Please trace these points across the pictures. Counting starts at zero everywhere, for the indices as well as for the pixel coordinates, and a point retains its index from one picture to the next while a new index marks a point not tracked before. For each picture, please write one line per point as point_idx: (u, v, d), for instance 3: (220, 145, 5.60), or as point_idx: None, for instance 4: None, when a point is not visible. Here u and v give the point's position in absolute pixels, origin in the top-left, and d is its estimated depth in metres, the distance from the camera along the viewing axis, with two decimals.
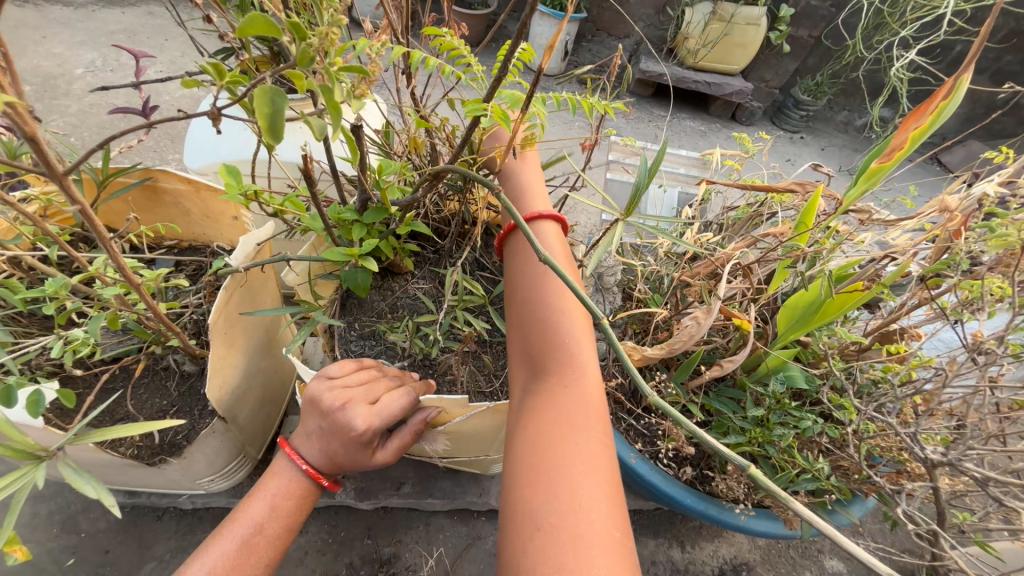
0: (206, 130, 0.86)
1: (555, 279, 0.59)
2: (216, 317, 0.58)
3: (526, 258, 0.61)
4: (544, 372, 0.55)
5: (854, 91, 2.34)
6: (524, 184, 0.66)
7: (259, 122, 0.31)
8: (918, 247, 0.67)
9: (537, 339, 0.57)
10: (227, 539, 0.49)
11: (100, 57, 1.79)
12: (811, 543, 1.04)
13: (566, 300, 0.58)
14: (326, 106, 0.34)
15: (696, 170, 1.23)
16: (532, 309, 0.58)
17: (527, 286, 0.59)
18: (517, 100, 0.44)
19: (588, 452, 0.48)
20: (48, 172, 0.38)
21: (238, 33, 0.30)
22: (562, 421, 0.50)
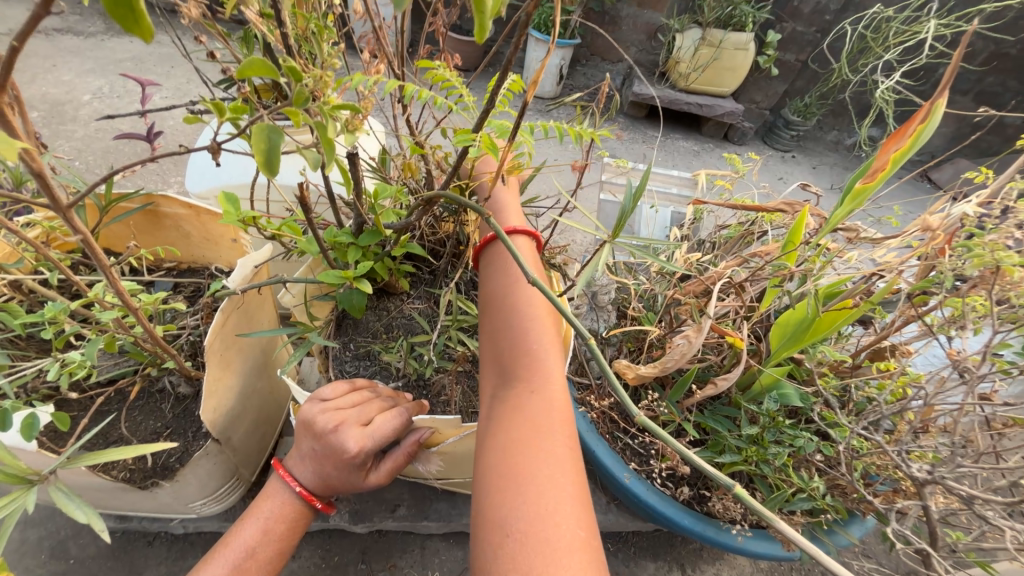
0: (207, 156, 0.89)
1: (523, 286, 0.60)
2: (212, 339, 0.59)
3: (498, 268, 0.62)
4: (511, 377, 0.55)
5: (842, 112, 2.40)
6: (502, 200, 0.68)
7: (255, 156, 0.32)
8: (904, 265, 0.69)
9: (506, 346, 0.57)
10: (218, 565, 0.48)
11: (108, 84, 1.84)
12: (814, 565, 1.02)
13: (533, 306, 0.59)
14: (320, 140, 0.37)
15: (689, 190, 1.26)
16: (502, 317, 0.59)
17: (498, 294, 0.60)
18: (503, 129, 0.48)
19: (555, 456, 0.48)
20: (52, 205, 0.40)
21: (238, 75, 0.32)
22: (529, 426, 0.50)
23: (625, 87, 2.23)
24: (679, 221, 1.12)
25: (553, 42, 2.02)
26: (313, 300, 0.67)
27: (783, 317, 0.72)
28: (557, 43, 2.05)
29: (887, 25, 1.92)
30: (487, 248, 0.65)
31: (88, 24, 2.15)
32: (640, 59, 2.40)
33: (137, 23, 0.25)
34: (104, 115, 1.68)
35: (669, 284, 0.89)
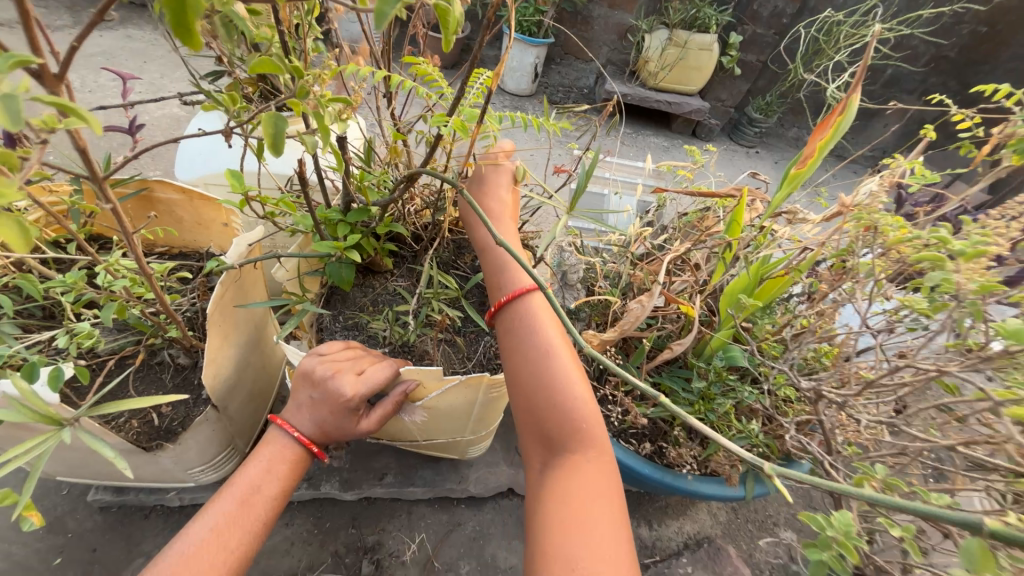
0: (192, 146, 0.92)
1: (560, 352, 0.63)
2: (213, 309, 0.65)
3: (527, 331, 0.64)
4: (559, 442, 0.60)
5: (801, 110, 2.55)
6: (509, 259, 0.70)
7: (264, 139, 0.38)
8: (828, 239, 0.79)
9: (549, 410, 0.60)
10: (226, 500, 0.54)
11: (79, 78, 1.83)
12: (767, 516, 1.09)
13: (573, 373, 0.62)
14: (316, 128, 0.43)
15: (653, 180, 1.36)
16: (541, 375, 0.61)
17: (532, 361, 0.62)
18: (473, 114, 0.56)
19: (608, 505, 0.55)
20: (90, 175, 0.45)
21: (248, 71, 0.38)
22: (585, 482, 0.56)
23: (599, 84, 2.30)
24: (646, 209, 1.21)
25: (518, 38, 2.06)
26: (304, 275, 0.73)
27: (731, 286, 0.81)
28: (522, 39, 2.11)
29: (838, 29, 2.06)
30: (506, 309, 0.67)
31: (58, 19, 2.13)
32: (611, 58, 2.49)
33: (189, 36, 0.29)
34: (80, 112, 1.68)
35: (631, 263, 0.98)
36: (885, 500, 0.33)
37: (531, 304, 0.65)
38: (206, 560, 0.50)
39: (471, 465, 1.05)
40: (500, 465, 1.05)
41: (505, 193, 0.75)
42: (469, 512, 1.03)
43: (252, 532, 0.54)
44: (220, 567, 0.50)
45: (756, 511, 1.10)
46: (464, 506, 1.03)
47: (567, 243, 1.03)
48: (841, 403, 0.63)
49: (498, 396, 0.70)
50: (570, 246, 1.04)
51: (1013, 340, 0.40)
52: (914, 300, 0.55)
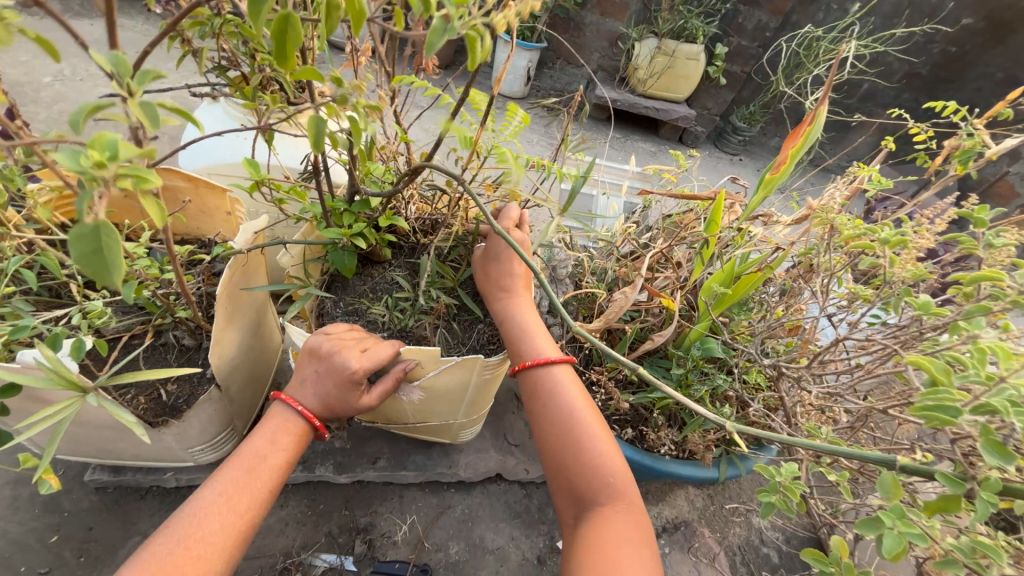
0: (195, 135, 0.94)
1: (583, 413, 0.67)
2: (221, 291, 0.68)
3: (550, 397, 0.68)
4: (589, 497, 0.63)
5: (782, 121, 2.65)
6: (527, 326, 0.73)
7: (308, 136, 0.44)
8: (798, 239, 0.85)
9: (577, 466, 0.65)
10: (235, 468, 0.58)
11: (72, 67, 1.82)
12: (742, 501, 1.15)
13: (596, 434, 0.66)
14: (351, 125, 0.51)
15: (639, 182, 1.42)
16: (567, 434, 0.66)
17: (557, 422, 0.67)
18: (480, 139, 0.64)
19: (639, 554, 0.57)
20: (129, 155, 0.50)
21: (293, 78, 0.43)
22: (616, 533, 0.59)
23: (589, 89, 2.37)
24: (632, 210, 1.27)
25: (511, 42, 2.12)
26: (308, 261, 0.77)
27: (707, 280, 0.86)
28: (515, 43, 2.15)
29: (817, 44, 2.16)
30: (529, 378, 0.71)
31: (46, 3, 2.12)
32: (602, 65, 2.57)
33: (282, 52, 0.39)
34: (69, 98, 1.68)
35: (616, 260, 1.03)
36: (826, 447, 0.41)
37: (553, 371, 0.70)
38: (216, 521, 0.53)
39: (461, 451, 1.09)
40: (489, 450, 1.10)
41: (517, 264, 0.77)
42: (459, 496, 1.07)
43: (260, 500, 0.57)
44: (229, 528, 0.54)
45: (732, 497, 1.16)
46: (454, 490, 1.07)
47: (557, 239, 1.08)
48: (798, 380, 0.70)
49: (490, 379, 0.74)
50: (560, 242, 1.11)
51: (929, 314, 0.47)
52: (863, 290, 0.62)
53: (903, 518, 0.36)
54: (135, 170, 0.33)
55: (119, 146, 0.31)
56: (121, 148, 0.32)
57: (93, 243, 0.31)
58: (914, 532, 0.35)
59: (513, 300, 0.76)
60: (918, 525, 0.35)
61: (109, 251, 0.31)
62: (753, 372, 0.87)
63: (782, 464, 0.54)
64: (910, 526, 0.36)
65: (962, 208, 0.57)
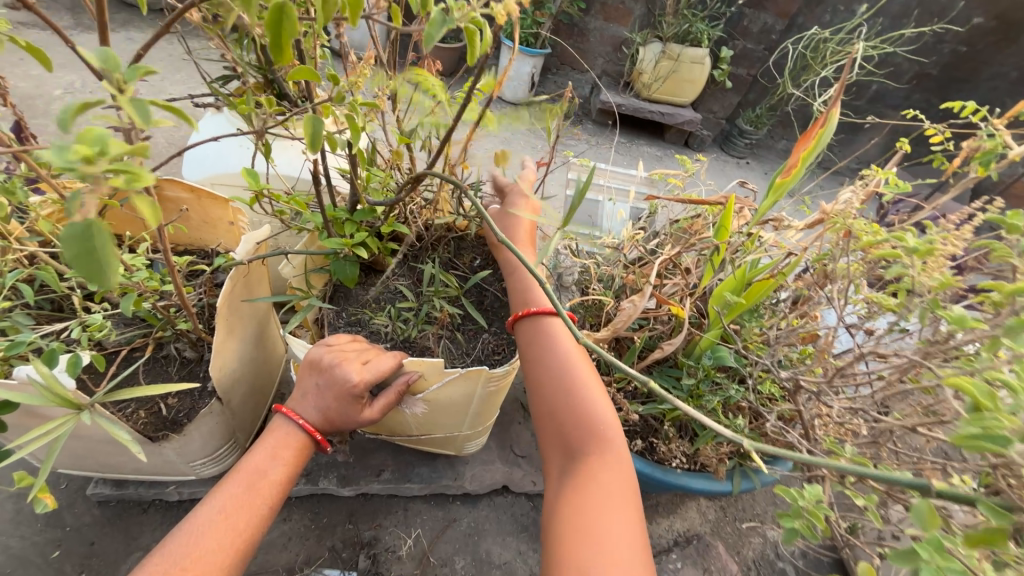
0: (199, 145, 0.94)
1: (576, 366, 0.65)
2: (222, 303, 0.67)
3: (546, 348, 0.67)
4: (579, 448, 0.61)
5: (790, 123, 2.61)
6: (527, 279, 0.74)
7: (304, 136, 0.42)
8: (811, 244, 0.83)
9: (568, 417, 0.63)
10: (234, 483, 0.57)
11: (80, 79, 1.83)
12: (755, 514, 1.11)
13: (590, 386, 0.64)
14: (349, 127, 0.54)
15: (645, 187, 1.40)
16: (557, 385, 0.64)
17: (550, 373, 0.65)
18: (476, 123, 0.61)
19: (623, 513, 0.55)
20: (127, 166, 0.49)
21: (290, 80, 0.45)
22: (601, 488, 0.57)
23: (594, 94, 2.36)
24: (639, 215, 1.25)
25: (515, 48, 2.11)
26: (310, 272, 0.76)
27: (718, 287, 0.83)
28: (519, 49, 2.15)
29: (825, 46, 2.13)
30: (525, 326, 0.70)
31: (57, 17, 2.15)
32: (607, 70, 2.56)
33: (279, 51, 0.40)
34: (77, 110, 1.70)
35: (624, 267, 1.01)
36: (850, 468, 0.39)
37: (550, 324, 0.68)
38: (214, 540, 0.52)
39: (466, 462, 1.06)
40: (495, 462, 1.08)
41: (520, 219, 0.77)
42: (465, 509, 1.05)
43: (259, 517, 0.56)
44: (227, 547, 0.52)
45: (744, 510, 1.12)
46: (460, 503, 1.05)
47: (563, 245, 1.06)
48: (815, 392, 0.67)
49: (495, 390, 0.72)
50: (566, 248, 1.10)
51: (960, 327, 0.44)
52: (884, 299, 0.59)
53: (941, 552, 0.34)
54: (125, 167, 0.32)
55: (109, 142, 0.31)
56: (111, 146, 0.31)
57: (88, 246, 0.31)
58: (955, 567, 0.33)
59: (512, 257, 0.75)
60: (959, 560, 0.33)
61: (103, 256, 0.32)
62: (765, 381, 0.84)
63: (805, 486, 0.51)
64: (949, 561, 0.33)
65: (989, 212, 0.54)
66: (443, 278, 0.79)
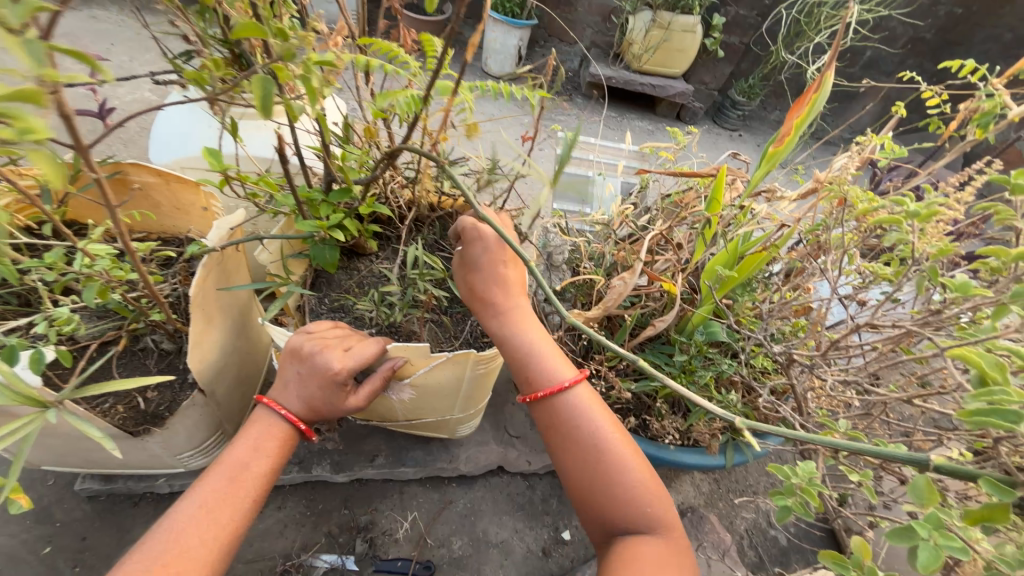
0: (165, 126, 0.89)
1: (611, 440, 0.62)
2: (195, 292, 0.65)
3: (576, 426, 0.63)
4: (624, 527, 0.59)
5: (783, 93, 2.56)
6: (533, 339, 0.67)
7: (253, 103, 0.36)
8: (804, 214, 0.81)
9: (608, 501, 0.60)
10: (216, 477, 0.55)
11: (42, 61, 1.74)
12: (747, 485, 1.13)
13: (626, 459, 0.61)
14: (306, 92, 0.43)
15: (636, 162, 1.37)
16: (593, 461, 0.61)
17: (585, 450, 0.61)
18: (448, 89, 0.55)
19: None
20: (76, 147, 0.45)
21: (232, 36, 0.38)
22: (654, 567, 0.56)
23: (583, 67, 2.29)
24: (630, 190, 1.21)
25: (500, 19, 2.03)
26: (287, 257, 0.74)
27: (710, 261, 0.81)
28: (504, 20, 2.06)
29: (819, 10, 2.07)
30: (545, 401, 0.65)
31: None
32: (596, 41, 2.47)
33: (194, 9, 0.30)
34: None
35: (615, 244, 0.99)
36: (845, 444, 0.38)
37: (578, 398, 0.64)
38: (196, 535, 0.51)
39: (461, 445, 1.06)
40: (489, 443, 1.07)
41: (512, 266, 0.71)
42: (460, 490, 1.05)
43: (243, 509, 0.55)
44: (211, 542, 0.51)
45: (737, 481, 1.13)
46: (455, 485, 1.05)
47: (552, 223, 1.03)
48: (807, 364, 0.66)
49: (485, 372, 0.71)
50: (555, 226, 1.07)
51: (961, 294, 0.43)
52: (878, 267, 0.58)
53: (940, 529, 0.33)
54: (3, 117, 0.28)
55: None
56: None
57: None
58: (954, 545, 0.32)
59: (527, 318, 0.69)
60: (957, 538, 0.32)
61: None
62: (758, 355, 0.83)
63: (798, 463, 0.51)
64: (948, 539, 0.33)
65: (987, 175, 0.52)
66: (427, 259, 0.77)
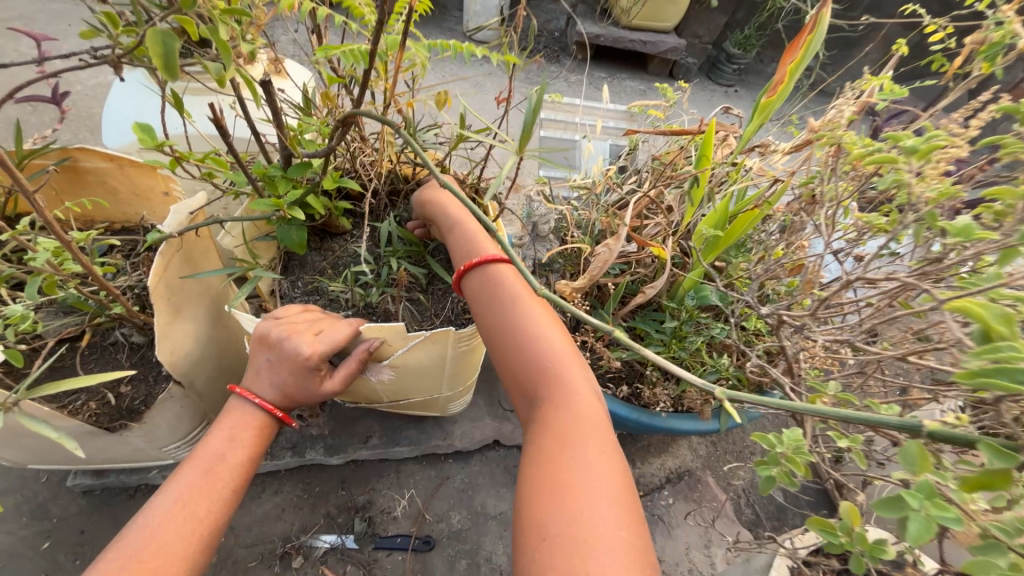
0: (116, 103, 0.82)
1: (529, 314, 0.60)
2: (155, 281, 0.61)
3: (492, 304, 0.61)
4: (539, 398, 0.57)
5: (781, 43, 2.43)
6: (472, 236, 0.67)
7: (153, 60, 0.34)
8: (798, 168, 0.76)
9: (528, 371, 0.58)
10: (191, 470, 0.54)
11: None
12: (744, 446, 1.12)
13: (542, 331, 0.59)
14: (217, 47, 0.38)
15: (625, 122, 1.30)
16: (510, 336, 0.60)
17: (503, 326, 0.60)
18: (395, 42, 0.51)
19: (590, 462, 0.50)
20: None
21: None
22: (563, 436, 0.52)
23: (569, 26, 2.17)
24: (618, 153, 1.16)
25: None
26: (253, 240, 0.70)
27: (702, 222, 0.78)
28: None
29: None
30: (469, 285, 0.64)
31: None
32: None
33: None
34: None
35: (602, 210, 0.95)
36: (831, 412, 0.36)
37: (496, 271, 0.63)
38: (173, 530, 0.50)
39: (455, 421, 1.06)
40: (484, 419, 1.07)
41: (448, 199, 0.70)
42: (457, 466, 1.05)
43: (221, 500, 0.54)
44: (189, 536, 0.50)
45: (734, 443, 1.13)
46: (452, 461, 1.05)
47: (536, 191, 0.99)
48: (800, 327, 0.64)
49: (468, 349, 0.69)
50: (539, 195, 1.02)
51: (962, 238, 0.40)
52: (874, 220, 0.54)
53: (933, 499, 0.32)
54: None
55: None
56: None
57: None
58: (948, 516, 0.31)
59: (459, 210, 0.68)
60: (951, 508, 0.31)
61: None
62: (751, 318, 0.81)
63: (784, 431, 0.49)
64: (942, 509, 0.31)
65: (996, 112, 0.47)
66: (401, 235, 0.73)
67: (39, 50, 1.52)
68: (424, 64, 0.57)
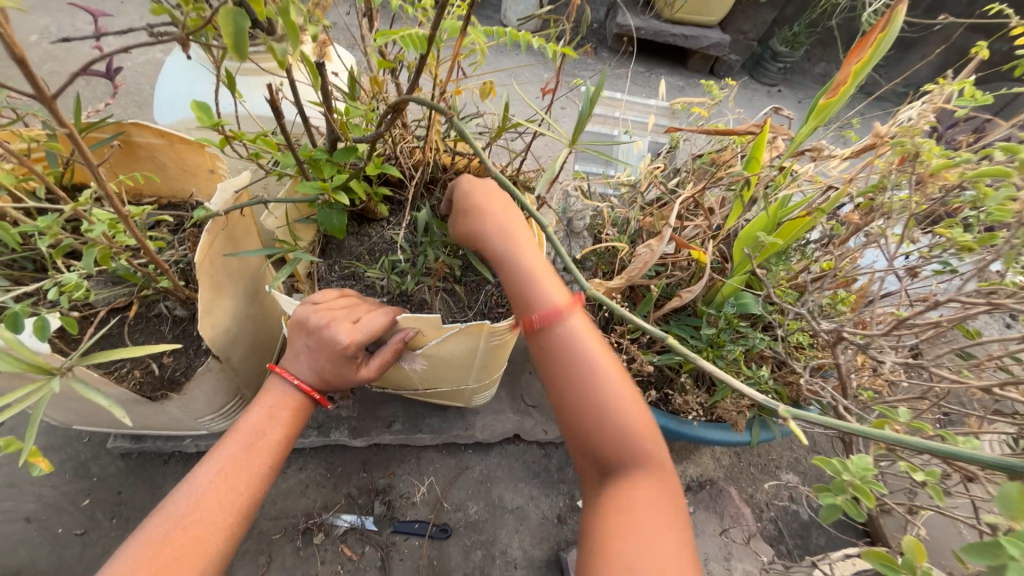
0: (168, 80, 0.84)
1: (607, 371, 0.54)
2: (201, 257, 0.62)
3: (562, 354, 0.55)
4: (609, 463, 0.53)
5: (831, 42, 2.30)
6: (530, 268, 0.58)
7: (225, 40, 0.33)
8: (855, 176, 0.72)
9: (598, 432, 0.54)
10: (233, 444, 0.55)
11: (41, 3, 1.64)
12: (770, 459, 1.09)
13: (617, 393, 0.54)
14: (286, 28, 0.37)
15: (665, 120, 1.26)
16: (583, 393, 0.54)
17: (573, 381, 0.54)
18: (454, 29, 0.50)
19: (662, 543, 0.48)
20: (37, 96, 0.44)
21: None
22: (634, 510, 0.50)
23: (609, 18, 2.11)
24: (658, 151, 1.12)
25: None
26: (295, 222, 0.71)
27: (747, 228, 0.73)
28: None
29: None
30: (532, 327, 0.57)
31: None
32: None
33: None
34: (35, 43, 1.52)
35: (640, 209, 0.92)
36: (929, 447, 0.37)
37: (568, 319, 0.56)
38: (215, 500, 0.51)
39: (477, 413, 1.05)
40: (505, 412, 1.07)
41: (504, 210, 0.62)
42: (477, 457, 1.05)
43: (261, 475, 0.55)
44: (229, 508, 0.51)
45: (760, 455, 1.10)
46: (472, 452, 1.05)
47: (572, 186, 0.97)
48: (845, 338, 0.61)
49: (501, 344, 0.68)
50: (575, 189, 1.00)
51: None
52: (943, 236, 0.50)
53: None
54: None
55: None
56: None
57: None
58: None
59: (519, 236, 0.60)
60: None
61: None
62: (792, 329, 0.77)
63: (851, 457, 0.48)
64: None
65: None
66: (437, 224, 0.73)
67: (96, 26, 1.57)
68: (481, 52, 0.56)
